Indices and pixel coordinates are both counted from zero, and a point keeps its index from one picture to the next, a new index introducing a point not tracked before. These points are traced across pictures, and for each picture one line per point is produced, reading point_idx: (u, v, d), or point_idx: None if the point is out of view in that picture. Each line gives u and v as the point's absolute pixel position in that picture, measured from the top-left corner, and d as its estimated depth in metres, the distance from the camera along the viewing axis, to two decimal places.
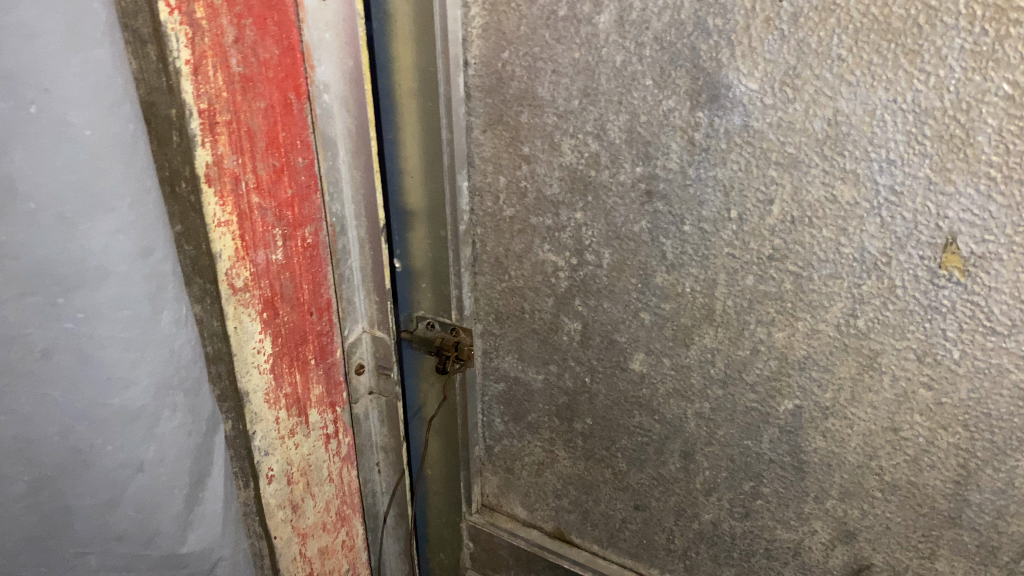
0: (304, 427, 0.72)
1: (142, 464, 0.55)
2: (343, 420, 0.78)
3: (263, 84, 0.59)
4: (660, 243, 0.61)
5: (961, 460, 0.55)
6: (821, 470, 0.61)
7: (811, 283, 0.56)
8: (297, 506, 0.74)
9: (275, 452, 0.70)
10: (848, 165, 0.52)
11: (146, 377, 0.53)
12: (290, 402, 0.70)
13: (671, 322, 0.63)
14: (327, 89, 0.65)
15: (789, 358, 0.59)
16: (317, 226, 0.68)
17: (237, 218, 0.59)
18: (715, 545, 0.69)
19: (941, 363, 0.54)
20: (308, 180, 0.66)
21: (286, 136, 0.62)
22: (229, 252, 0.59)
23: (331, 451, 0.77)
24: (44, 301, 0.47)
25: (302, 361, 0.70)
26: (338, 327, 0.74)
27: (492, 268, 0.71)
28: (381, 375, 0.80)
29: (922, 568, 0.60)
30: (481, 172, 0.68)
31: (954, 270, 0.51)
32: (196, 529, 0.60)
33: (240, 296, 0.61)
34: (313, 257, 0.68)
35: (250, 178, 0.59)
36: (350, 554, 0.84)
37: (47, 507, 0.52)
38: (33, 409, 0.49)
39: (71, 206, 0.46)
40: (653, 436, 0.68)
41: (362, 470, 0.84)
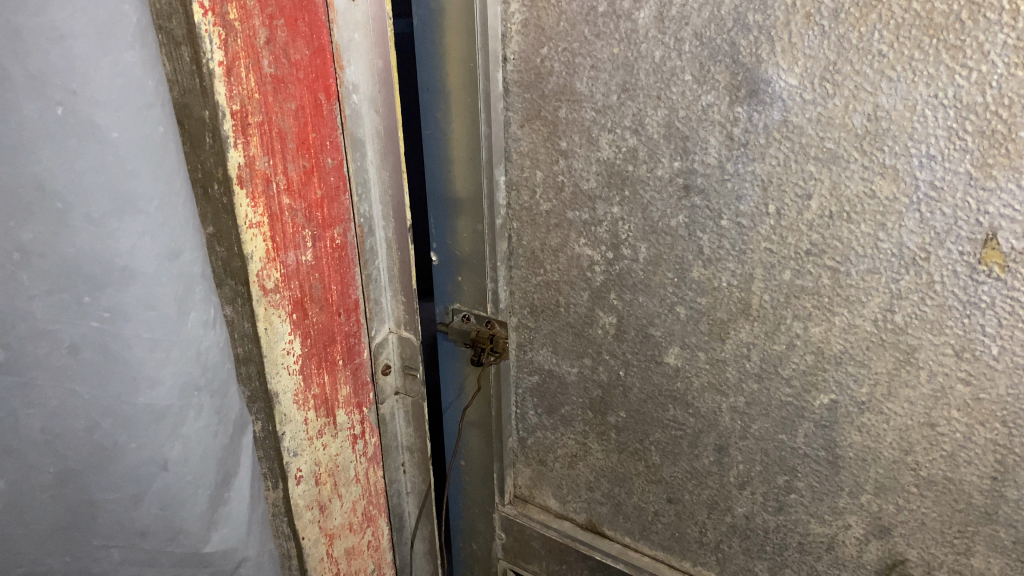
0: (332, 428, 0.72)
1: (166, 463, 0.55)
2: (370, 420, 0.78)
3: (294, 85, 0.58)
4: (697, 237, 0.61)
5: (999, 456, 0.55)
6: (856, 464, 0.61)
7: (848, 278, 0.56)
8: (324, 506, 0.73)
9: (304, 452, 0.69)
10: (887, 160, 0.52)
11: (171, 377, 0.53)
12: (319, 402, 0.69)
13: (706, 316, 0.64)
14: (355, 89, 0.65)
15: (825, 353, 0.59)
16: (346, 227, 0.68)
17: (267, 219, 0.58)
18: (748, 539, 0.69)
19: (979, 359, 0.54)
20: (338, 181, 0.65)
21: (316, 137, 0.62)
22: (260, 253, 0.58)
23: (358, 451, 0.77)
24: (71, 299, 0.48)
25: (330, 361, 0.69)
26: (365, 327, 0.73)
27: (528, 261, 0.72)
28: (408, 375, 0.79)
29: (958, 563, 0.60)
30: (518, 166, 0.68)
31: (995, 266, 0.51)
32: (222, 527, 0.60)
33: (270, 297, 0.60)
34: (342, 258, 0.68)
35: (281, 179, 0.59)
36: (377, 555, 0.84)
37: (72, 499, 0.53)
38: (61, 403, 0.50)
39: (98, 208, 0.47)
40: (686, 429, 0.69)
41: (389, 470, 0.83)
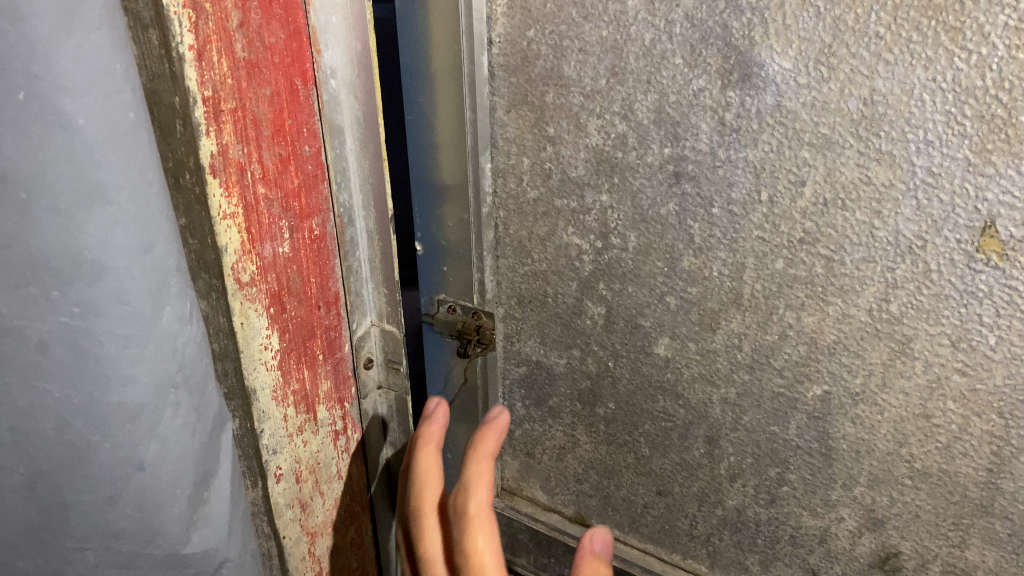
0: (313, 424, 0.69)
1: (142, 463, 0.54)
2: (350, 416, 0.75)
3: (268, 69, 0.55)
4: (688, 226, 0.60)
5: (995, 447, 0.54)
6: (849, 457, 0.60)
7: (843, 267, 0.55)
8: (304, 505, 0.71)
9: (285, 450, 0.67)
10: (884, 145, 0.51)
11: (146, 375, 0.52)
12: (299, 398, 0.67)
13: (697, 306, 0.62)
14: (333, 75, 0.61)
15: (819, 343, 0.58)
16: (324, 217, 0.64)
17: (242, 210, 0.55)
18: (739, 532, 0.68)
19: (976, 349, 0.53)
20: (315, 169, 0.62)
21: (292, 124, 0.58)
22: (235, 245, 0.55)
23: (340, 448, 0.75)
24: (39, 293, 0.47)
25: (310, 356, 0.67)
26: (345, 320, 0.71)
27: (515, 251, 0.70)
28: (390, 370, 0.77)
29: (953, 556, 0.59)
30: (504, 153, 0.66)
31: (993, 254, 0.50)
32: (201, 527, 0.59)
33: (246, 292, 0.57)
34: (321, 249, 0.65)
35: (256, 168, 0.55)
36: (359, 550, 0.83)
37: (46, 501, 0.56)
38: (27, 403, 0.51)
39: (64, 198, 0.45)
40: (676, 421, 0.67)
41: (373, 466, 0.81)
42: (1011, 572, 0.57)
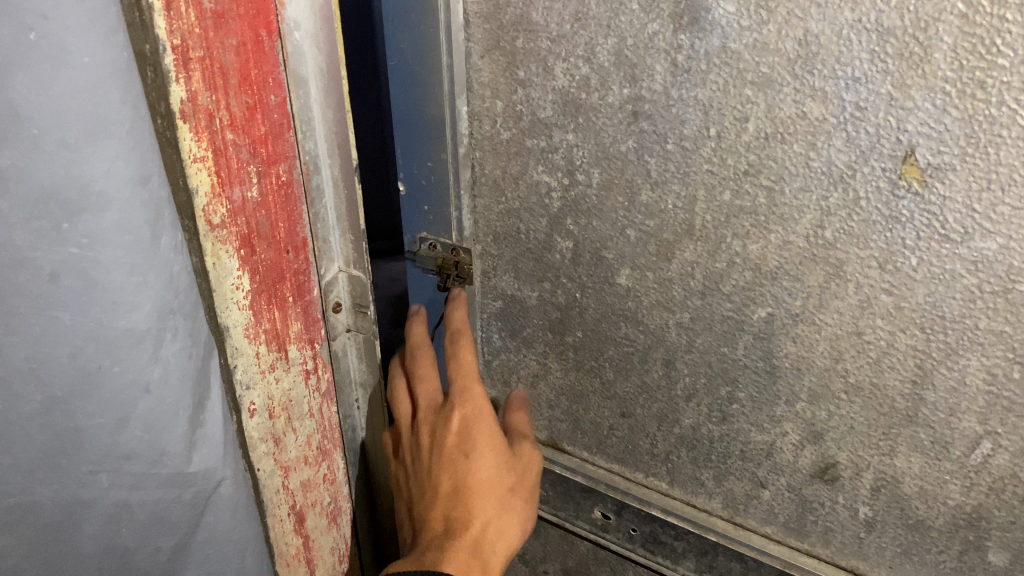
0: (284, 362, 0.76)
1: (146, 385, 0.60)
2: (321, 356, 0.82)
3: (235, 21, 0.60)
4: (646, 161, 0.65)
5: (918, 361, 0.60)
6: (790, 373, 0.66)
7: (783, 196, 0.61)
8: (278, 440, 0.78)
9: (257, 386, 0.73)
10: (817, 83, 0.56)
11: (147, 301, 0.57)
12: (269, 337, 0.73)
13: (655, 237, 0.68)
14: (298, 27, 0.66)
15: (763, 269, 0.64)
16: (291, 163, 0.70)
17: (211, 154, 0.61)
18: (695, 449, 0.74)
19: (901, 270, 0.58)
20: (282, 118, 0.67)
21: (258, 73, 0.64)
22: (206, 188, 0.62)
23: (311, 386, 0.81)
24: (51, 225, 0.53)
25: (280, 298, 0.73)
26: (314, 265, 0.76)
27: (490, 190, 0.75)
28: (358, 313, 0.83)
29: (883, 464, 0.65)
30: (480, 96, 0.71)
31: (913, 180, 0.56)
32: (201, 449, 0.65)
33: (217, 233, 0.64)
34: (288, 195, 0.70)
35: (223, 115, 0.61)
36: (332, 488, 0.89)
37: (59, 426, 0.60)
38: (43, 332, 0.56)
39: (71, 132, 0.50)
40: (637, 345, 0.73)
41: (341, 406, 0.87)
42: (934, 476, 0.64)
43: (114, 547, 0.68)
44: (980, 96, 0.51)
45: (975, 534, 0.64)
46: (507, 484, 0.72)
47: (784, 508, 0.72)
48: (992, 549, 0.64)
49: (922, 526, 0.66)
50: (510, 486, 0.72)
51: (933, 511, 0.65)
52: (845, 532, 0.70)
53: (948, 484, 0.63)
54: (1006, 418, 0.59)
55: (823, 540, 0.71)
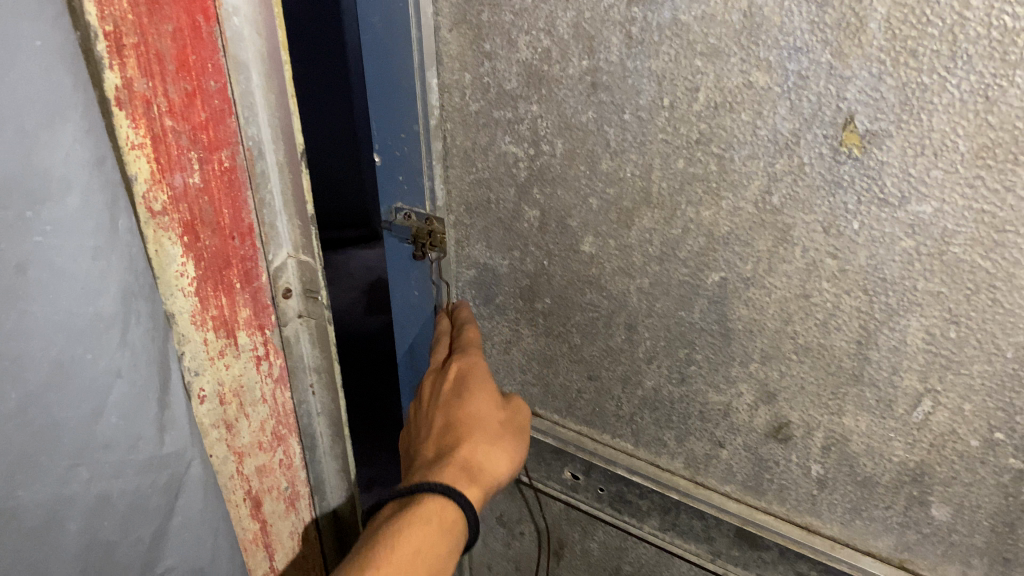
0: (234, 349, 0.79)
1: (120, 370, 0.64)
2: (274, 343, 0.85)
3: (170, 7, 0.63)
4: (605, 131, 0.68)
5: (862, 322, 0.63)
6: (744, 335, 0.69)
7: (733, 163, 0.63)
8: (230, 426, 0.82)
9: (206, 372, 0.77)
10: (762, 53, 0.58)
11: (115, 283, 0.61)
12: (217, 324, 0.77)
13: (615, 205, 0.70)
14: (236, 12, 0.68)
15: (715, 234, 0.66)
16: (233, 149, 0.73)
17: (149, 140, 0.64)
18: (657, 410, 0.77)
19: (843, 234, 0.61)
20: (223, 104, 0.70)
21: (195, 59, 0.66)
22: (145, 175, 0.65)
23: (262, 372, 0.84)
24: (15, 215, 0.54)
25: (227, 285, 0.76)
26: (261, 252, 0.79)
27: (461, 161, 0.78)
28: (309, 299, 0.85)
29: (832, 422, 0.68)
30: (449, 69, 0.74)
31: (853, 147, 0.58)
32: (172, 433, 0.70)
33: (159, 220, 0.67)
34: (232, 180, 0.73)
35: (161, 102, 0.64)
36: (287, 472, 0.93)
37: (36, 424, 0.61)
38: (14, 326, 0.57)
39: (32, 120, 0.53)
40: (602, 310, 0.76)
41: (297, 393, 0.90)
42: (879, 434, 0.66)
43: (96, 544, 0.69)
44: (913, 65, 0.54)
45: (918, 489, 0.66)
46: (498, 423, 0.75)
47: (741, 467, 0.75)
48: (934, 503, 0.66)
49: (869, 483, 0.69)
50: (501, 428, 0.75)
51: (880, 468, 0.67)
52: (798, 490, 0.73)
53: (892, 441, 0.66)
54: (944, 376, 0.61)
55: (778, 498, 0.74)
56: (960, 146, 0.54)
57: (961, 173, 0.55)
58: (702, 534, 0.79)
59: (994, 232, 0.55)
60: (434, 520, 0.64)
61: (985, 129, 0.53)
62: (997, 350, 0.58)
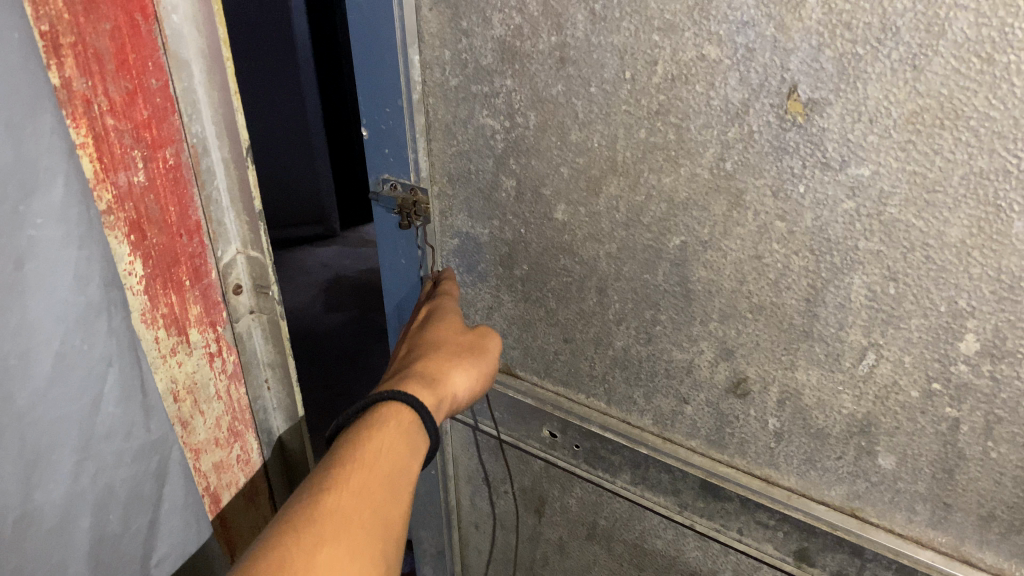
0: (185, 346, 0.91)
1: (110, 358, 0.75)
2: (225, 339, 0.97)
3: (107, 7, 0.72)
4: (573, 103, 0.72)
5: (810, 281, 0.67)
6: (704, 296, 0.73)
7: (690, 132, 0.67)
8: (185, 422, 0.94)
9: (161, 369, 0.88)
10: (713, 27, 0.63)
11: (96, 274, 0.72)
12: (167, 321, 0.88)
13: (584, 173, 0.75)
14: (175, 11, 0.78)
15: (675, 200, 0.71)
16: (177, 147, 0.83)
17: (91, 139, 0.74)
18: (627, 368, 0.82)
19: (791, 197, 0.65)
20: (165, 102, 0.80)
21: (136, 59, 0.76)
22: (90, 173, 0.75)
23: (215, 369, 0.96)
24: (12, 210, 0.64)
25: (175, 281, 0.88)
26: (208, 248, 0.91)
27: (443, 134, 0.82)
28: (259, 295, 0.98)
29: (786, 377, 0.72)
30: (430, 47, 0.78)
31: (797, 115, 0.62)
32: (155, 416, 0.82)
33: (105, 218, 0.77)
34: (176, 178, 0.84)
35: (102, 101, 0.74)
36: (244, 467, 1.07)
37: (23, 429, 0.69)
38: (18, 321, 0.66)
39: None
40: (574, 275, 0.80)
41: (248, 387, 1.03)
42: (829, 387, 0.71)
43: (106, 533, 0.81)
44: (848, 37, 0.58)
45: (865, 440, 0.71)
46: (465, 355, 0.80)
47: (704, 422, 0.79)
48: (880, 453, 0.71)
49: (821, 435, 0.73)
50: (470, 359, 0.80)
51: (830, 420, 0.72)
52: (757, 443, 0.77)
53: (841, 394, 0.70)
54: (886, 330, 0.66)
55: (740, 451, 0.79)
56: (893, 111, 0.58)
57: (894, 137, 0.59)
58: (670, 486, 0.84)
59: (925, 192, 0.59)
60: (392, 425, 0.69)
61: (915, 96, 0.57)
62: (932, 305, 0.63)
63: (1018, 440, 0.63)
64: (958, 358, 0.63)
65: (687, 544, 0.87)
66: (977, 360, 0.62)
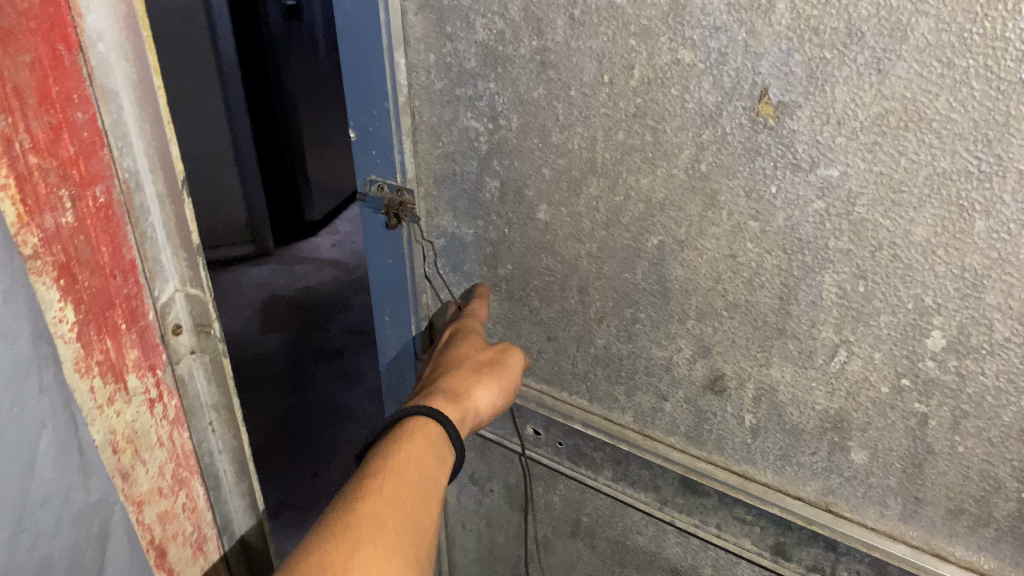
0: (123, 394, 0.79)
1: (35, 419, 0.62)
2: (166, 383, 0.85)
3: (25, 36, 0.62)
4: (554, 106, 0.74)
5: (783, 279, 0.69)
6: (681, 294, 0.75)
7: (666, 134, 0.69)
8: (127, 474, 0.82)
9: (95, 421, 0.76)
10: (687, 32, 0.65)
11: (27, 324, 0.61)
12: (103, 367, 0.76)
13: (565, 174, 0.76)
14: (100, 38, 0.68)
15: (653, 200, 0.73)
16: (108, 183, 0.72)
17: (14, 180, 0.64)
18: (608, 366, 0.83)
19: (763, 197, 0.67)
20: (94, 136, 0.70)
21: (60, 91, 0.66)
22: (12, 218, 0.64)
23: (157, 414, 0.84)
24: None
25: (111, 326, 0.76)
26: (147, 289, 0.80)
27: (429, 136, 0.84)
28: (200, 334, 0.87)
29: (761, 373, 0.74)
30: (416, 51, 0.80)
31: (768, 117, 0.64)
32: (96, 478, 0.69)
33: (30, 263, 0.67)
34: (109, 217, 0.73)
35: (23, 138, 0.64)
36: (192, 516, 0.93)
37: None
38: None
39: None
40: (556, 274, 0.82)
41: (193, 430, 0.90)
42: (802, 384, 0.72)
43: None
44: (816, 41, 0.60)
45: (838, 436, 0.72)
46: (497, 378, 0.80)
47: (683, 419, 0.81)
48: (853, 448, 0.72)
49: (795, 431, 0.75)
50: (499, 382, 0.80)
51: (804, 416, 0.74)
52: (735, 440, 0.79)
53: (814, 391, 0.72)
54: (856, 327, 0.67)
55: (718, 447, 0.80)
56: (860, 114, 0.60)
57: (861, 139, 0.61)
58: (650, 483, 0.85)
59: (891, 192, 0.61)
60: (417, 434, 0.70)
61: (881, 98, 0.59)
62: (900, 302, 0.64)
63: (984, 434, 0.65)
64: (926, 354, 0.65)
65: (668, 540, 0.88)
66: (944, 356, 0.64)
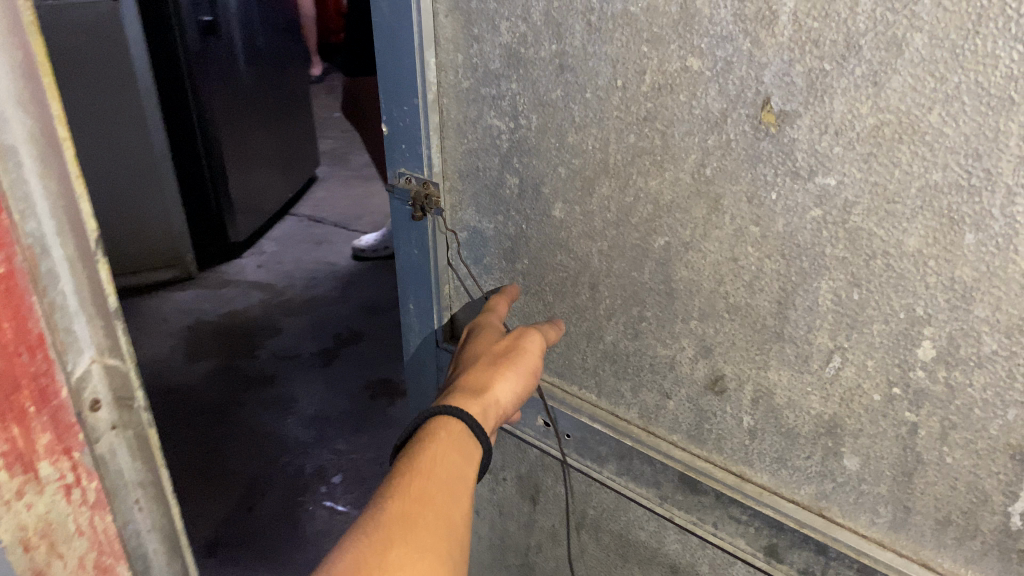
0: (33, 484, 0.75)
1: None
2: (86, 464, 0.78)
3: None
4: (571, 108, 0.77)
5: (782, 284, 0.71)
6: (685, 294, 0.77)
7: (674, 138, 0.72)
8: (39, 570, 0.78)
9: (3, 518, 0.74)
10: (695, 41, 0.67)
11: None
12: (8, 459, 0.72)
13: (579, 174, 0.79)
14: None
15: (661, 202, 0.75)
16: (9, 252, 0.66)
17: None
18: (616, 362, 0.86)
19: (764, 204, 0.69)
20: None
21: None
22: None
23: (76, 502, 0.79)
24: None
25: (18, 408, 0.71)
26: (59, 363, 0.73)
27: (455, 132, 0.88)
28: (123, 407, 0.80)
29: (759, 376, 0.76)
30: (446, 50, 0.84)
31: (770, 125, 0.66)
32: None
33: None
34: (8, 288, 0.66)
35: None
36: None
37: None
38: None
39: None
40: (569, 271, 0.85)
41: (120, 513, 0.84)
42: (798, 388, 0.74)
43: None
44: (816, 53, 0.62)
45: (832, 441, 0.74)
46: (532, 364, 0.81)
47: (685, 417, 0.83)
48: (846, 454, 0.73)
49: (791, 434, 0.76)
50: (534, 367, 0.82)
51: (800, 420, 0.75)
52: (734, 440, 0.81)
53: (809, 395, 0.73)
54: (851, 334, 0.69)
55: (717, 446, 0.82)
56: (857, 125, 0.62)
57: (857, 149, 0.63)
58: (652, 478, 0.87)
59: (885, 203, 0.63)
60: (444, 435, 0.72)
61: (877, 111, 0.60)
62: (892, 311, 0.66)
63: (972, 446, 0.66)
64: (916, 364, 0.66)
65: (668, 537, 0.90)
66: (934, 367, 0.65)
